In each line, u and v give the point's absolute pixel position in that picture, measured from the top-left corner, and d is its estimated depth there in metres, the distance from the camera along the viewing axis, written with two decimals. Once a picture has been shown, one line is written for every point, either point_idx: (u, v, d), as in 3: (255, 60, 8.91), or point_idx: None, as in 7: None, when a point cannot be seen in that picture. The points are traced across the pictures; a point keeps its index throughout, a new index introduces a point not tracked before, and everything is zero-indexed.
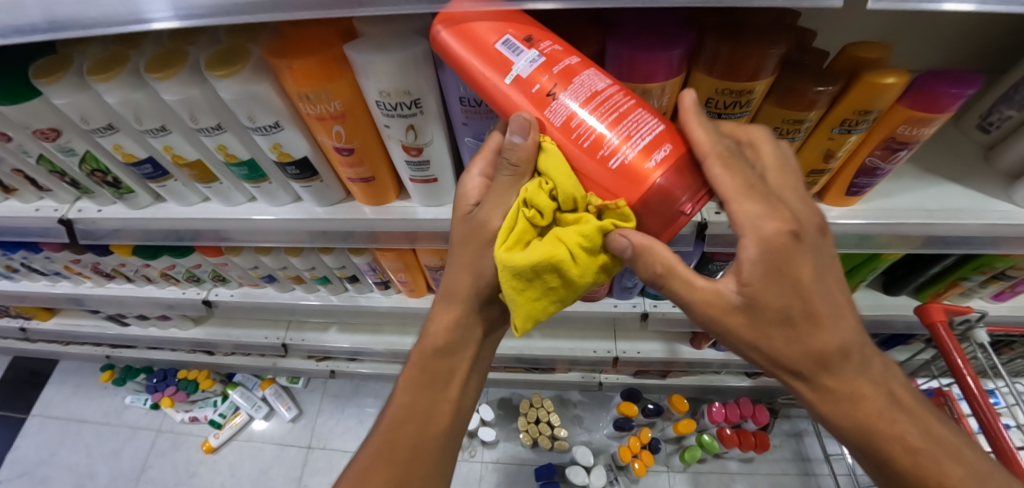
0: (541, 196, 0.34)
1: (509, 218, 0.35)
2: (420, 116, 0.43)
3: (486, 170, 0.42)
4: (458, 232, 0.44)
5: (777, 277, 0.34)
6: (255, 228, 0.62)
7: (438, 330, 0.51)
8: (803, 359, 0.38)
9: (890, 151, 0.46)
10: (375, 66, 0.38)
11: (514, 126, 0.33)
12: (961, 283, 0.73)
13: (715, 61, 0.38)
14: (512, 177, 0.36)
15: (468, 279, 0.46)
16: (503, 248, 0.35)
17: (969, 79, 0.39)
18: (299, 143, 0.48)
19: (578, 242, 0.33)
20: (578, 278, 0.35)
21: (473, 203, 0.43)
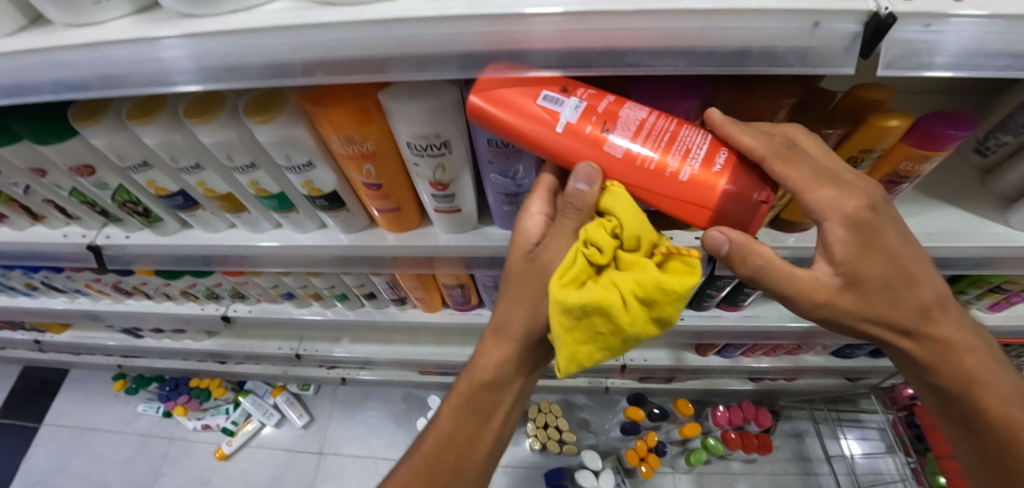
0: (602, 234, 0.36)
1: (568, 255, 0.37)
2: (448, 156, 0.45)
3: (545, 208, 0.45)
4: (518, 269, 0.46)
5: (871, 248, 0.37)
6: (280, 255, 0.64)
7: (488, 364, 0.54)
8: (895, 321, 0.42)
9: (892, 183, 0.49)
10: (409, 112, 0.40)
11: (582, 175, 0.36)
12: (957, 296, 0.76)
13: (729, 109, 0.41)
14: (576, 219, 0.39)
15: (523, 316, 0.49)
16: (558, 283, 0.36)
17: (967, 119, 0.41)
18: (329, 179, 0.50)
19: (633, 290, 0.35)
20: (627, 326, 0.36)
21: (534, 242, 0.45)
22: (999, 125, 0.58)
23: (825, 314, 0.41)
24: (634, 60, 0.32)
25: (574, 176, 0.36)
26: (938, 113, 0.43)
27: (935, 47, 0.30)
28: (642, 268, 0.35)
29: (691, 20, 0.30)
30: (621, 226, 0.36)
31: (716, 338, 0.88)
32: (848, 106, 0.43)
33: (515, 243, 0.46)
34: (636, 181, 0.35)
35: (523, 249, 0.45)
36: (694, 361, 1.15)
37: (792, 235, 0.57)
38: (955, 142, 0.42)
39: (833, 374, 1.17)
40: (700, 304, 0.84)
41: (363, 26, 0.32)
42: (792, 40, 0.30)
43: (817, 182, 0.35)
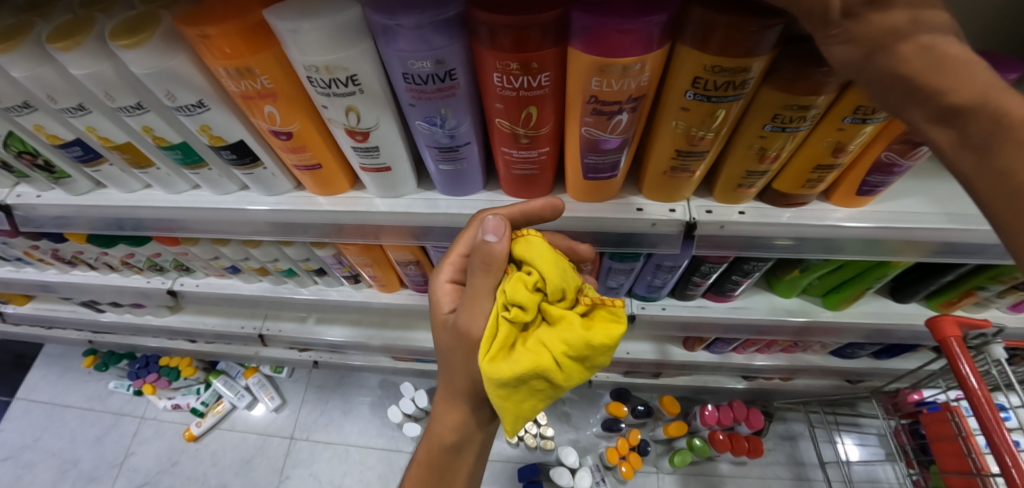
0: (521, 293, 0.37)
1: (489, 325, 0.39)
2: (360, 95, 0.37)
3: (453, 274, 0.49)
4: (442, 341, 0.48)
5: None
6: (200, 219, 0.57)
7: (443, 431, 0.51)
8: (922, 45, 0.23)
9: (910, 145, 0.40)
10: (301, 35, 0.32)
11: (489, 227, 0.40)
12: (976, 293, 0.68)
13: (709, 35, 0.30)
14: (486, 277, 0.40)
15: (465, 383, 0.46)
16: (486, 359, 0.37)
17: (1006, 59, 0.35)
18: (231, 126, 0.43)
19: (562, 350, 0.37)
20: (564, 382, 0.38)
21: (449, 310, 0.49)
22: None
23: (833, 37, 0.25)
24: None
25: (483, 228, 0.40)
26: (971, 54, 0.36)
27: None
28: (567, 325, 0.37)
29: None
30: (544, 281, 0.38)
31: (702, 332, 0.80)
32: None
33: (435, 314, 0.50)
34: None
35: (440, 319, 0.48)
36: (680, 355, 1.06)
37: (786, 211, 0.49)
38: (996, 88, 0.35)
39: (832, 375, 1.09)
40: (684, 293, 0.75)
41: None
42: None
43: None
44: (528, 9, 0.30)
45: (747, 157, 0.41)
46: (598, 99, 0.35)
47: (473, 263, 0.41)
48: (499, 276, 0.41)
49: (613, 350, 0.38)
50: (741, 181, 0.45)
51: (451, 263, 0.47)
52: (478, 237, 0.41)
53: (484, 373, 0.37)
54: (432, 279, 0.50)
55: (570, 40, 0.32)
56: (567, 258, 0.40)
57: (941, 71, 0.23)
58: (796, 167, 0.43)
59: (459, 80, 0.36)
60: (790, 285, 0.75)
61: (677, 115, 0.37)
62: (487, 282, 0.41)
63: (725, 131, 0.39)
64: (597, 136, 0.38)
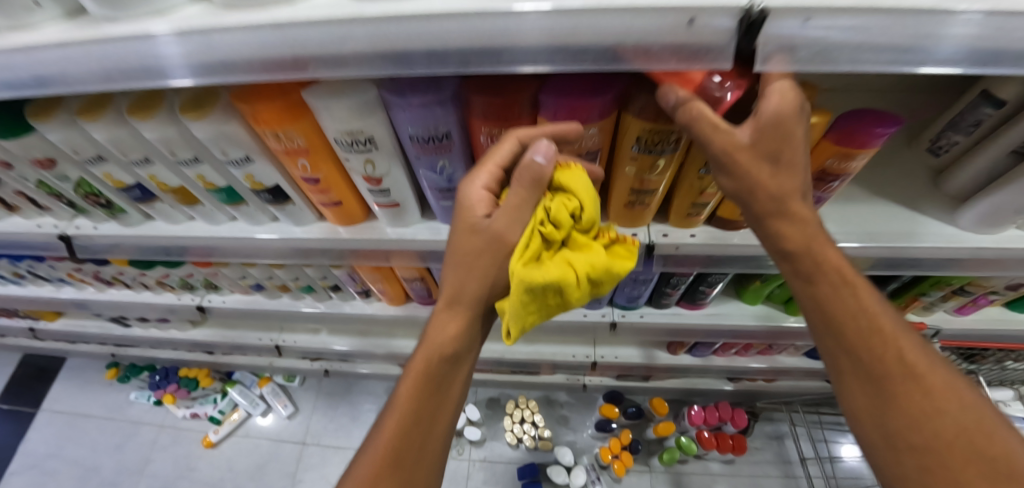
0: (566, 215, 0.42)
1: (525, 235, 0.42)
2: (376, 151, 0.47)
3: (489, 182, 0.44)
4: (462, 245, 0.47)
5: (778, 135, 0.35)
6: (237, 247, 0.66)
7: (442, 339, 0.52)
8: (769, 197, 0.40)
9: (822, 181, 0.51)
10: (333, 110, 0.42)
11: (541, 148, 0.39)
12: (920, 298, 0.78)
13: (647, 109, 0.39)
14: (533, 193, 0.42)
15: (479, 286, 0.49)
16: (520, 263, 0.41)
17: (889, 116, 0.44)
18: (269, 173, 0.52)
19: (585, 270, 0.44)
20: (574, 298, 0.45)
21: (482, 216, 0.45)
22: (950, 124, 0.60)
23: (719, 168, 0.39)
24: (511, 59, 0.32)
25: (535, 148, 0.39)
26: (862, 111, 0.45)
27: (829, 46, 0.30)
28: (594, 252, 0.45)
29: (566, 18, 0.30)
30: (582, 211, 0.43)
31: (679, 337, 0.88)
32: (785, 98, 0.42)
33: (462, 216, 0.46)
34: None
35: (471, 224, 0.45)
36: (666, 359, 1.15)
37: (733, 234, 0.58)
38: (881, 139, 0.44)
39: (808, 375, 1.17)
40: (660, 302, 0.84)
41: (262, 30, 0.33)
42: (669, 37, 0.30)
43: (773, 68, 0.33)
44: (507, 87, 0.40)
45: (691, 193, 0.51)
46: (564, 154, 0.44)
47: (519, 178, 0.41)
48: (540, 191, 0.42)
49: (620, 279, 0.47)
50: (690, 211, 0.54)
51: (488, 169, 0.43)
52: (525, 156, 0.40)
53: (517, 276, 0.41)
54: (464, 184, 0.45)
55: (541, 111, 0.41)
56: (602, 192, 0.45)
57: (786, 226, 0.42)
58: (731, 199, 0.53)
59: (454, 139, 0.45)
60: (756, 293, 0.83)
61: (629, 163, 0.46)
62: (529, 195, 0.42)
63: (670, 173, 0.48)
64: None
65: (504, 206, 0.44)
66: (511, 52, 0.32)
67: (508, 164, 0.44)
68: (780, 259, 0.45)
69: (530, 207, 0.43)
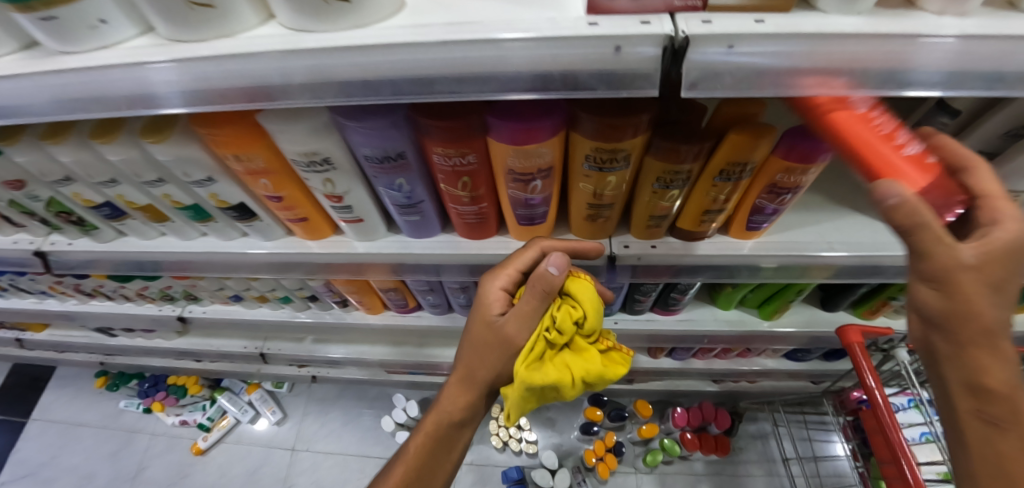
0: (569, 324, 0.48)
1: (531, 338, 0.49)
2: (334, 171, 0.47)
3: (508, 285, 0.54)
4: (477, 334, 0.55)
5: (1008, 259, 0.30)
6: (210, 262, 0.67)
7: (452, 408, 0.59)
8: (983, 331, 0.32)
9: (775, 195, 0.50)
10: (287, 133, 0.43)
11: (555, 261, 0.48)
12: (891, 302, 0.77)
13: (592, 130, 0.40)
14: (542, 302, 0.50)
15: (486, 372, 0.55)
16: (524, 364, 0.48)
17: None
18: (233, 192, 0.53)
19: (580, 373, 0.49)
20: (568, 396, 0.51)
21: (496, 313, 0.54)
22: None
23: (927, 286, 0.32)
24: (442, 88, 0.33)
25: (550, 259, 0.48)
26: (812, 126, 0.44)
27: (755, 72, 0.31)
28: (590, 357, 0.50)
29: (489, 48, 0.31)
30: (584, 318, 0.50)
31: (655, 342, 0.89)
32: (723, 119, 0.42)
33: (481, 313, 0.55)
34: (865, 142, 0.31)
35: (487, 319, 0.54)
36: (646, 363, 1.15)
37: (693, 243, 0.59)
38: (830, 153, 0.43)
39: (791, 376, 1.18)
40: (633, 308, 0.84)
41: (205, 63, 0.34)
42: (593, 66, 0.31)
43: (1000, 199, 0.31)
44: (456, 112, 0.41)
45: (648, 205, 0.51)
46: (516, 173, 0.44)
47: (533, 287, 0.49)
48: (547, 300, 0.50)
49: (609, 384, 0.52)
50: (649, 223, 0.55)
51: (508, 273, 0.53)
52: (541, 266, 0.49)
53: (520, 377, 0.47)
54: (485, 283, 0.54)
55: (488, 133, 0.42)
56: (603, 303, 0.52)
57: (991, 361, 0.34)
58: (689, 211, 0.54)
59: (408, 158, 0.46)
60: (728, 298, 0.83)
61: (583, 180, 0.47)
62: (538, 303, 0.50)
63: (624, 187, 0.49)
64: (521, 196, 0.48)
65: (516, 311, 0.52)
66: (444, 81, 0.33)
67: (526, 268, 0.54)
68: (960, 393, 0.36)
69: (537, 313, 0.51)
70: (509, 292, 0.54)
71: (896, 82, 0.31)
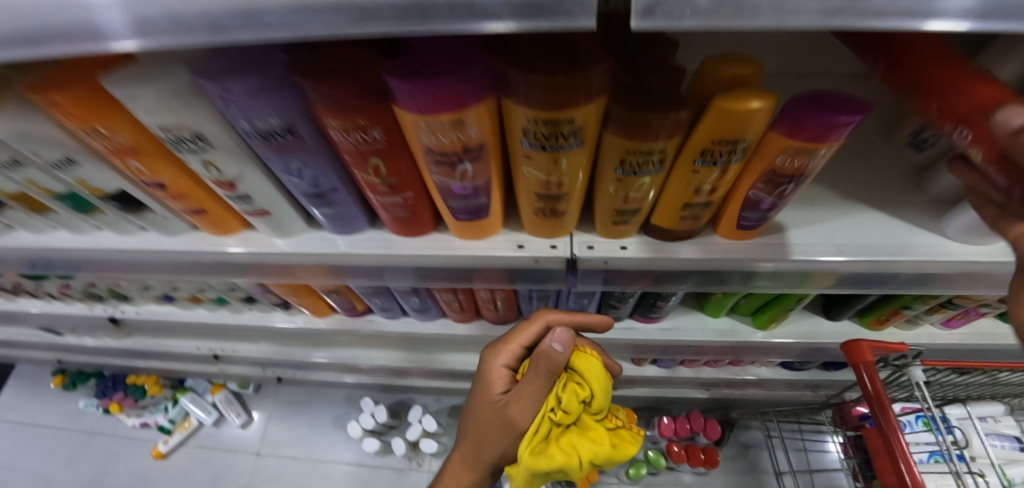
0: (573, 407, 0.51)
1: (536, 421, 0.52)
2: (213, 151, 0.38)
3: (509, 361, 0.61)
4: (485, 411, 0.60)
5: None
6: (111, 260, 0.57)
7: (460, 477, 0.64)
8: None
9: (773, 184, 0.40)
10: (139, 99, 0.33)
11: (559, 338, 0.50)
12: (903, 312, 0.67)
13: (528, 95, 0.30)
14: (545, 384, 0.53)
15: (495, 450, 0.59)
16: (529, 448, 0.52)
17: (854, 101, 0.33)
18: (107, 178, 0.44)
19: (588, 457, 0.52)
20: (576, 477, 0.54)
21: (501, 391, 0.60)
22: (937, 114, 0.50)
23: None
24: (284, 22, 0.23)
25: (554, 335, 0.50)
26: (817, 95, 0.34)
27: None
28: (597, 439, 0.52)
29: None
30: (591, 397, 0.53)
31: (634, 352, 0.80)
32: (705, 86, 0.34)
33: (487, 391, 0.61)
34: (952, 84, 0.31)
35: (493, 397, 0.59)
36: (630, 370, 1.06)
37: (673, 244, 0.49)
38: (846, 130, 0.33)
39: (786, 385, 1.09)
40: (609, 315, 0.75)
41: None
42: None
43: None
44: (351, 70, 0.31)
45: (613, 197, 0.42)
46: (434, 152, 0.34)
47: (538, 365, 0.52)
48: (552, 378, 0.53)
49: (617, 463, 0.55)
50: (616, 219, 0.45)
51: (512, 349, 0.61)
52: (544, 343, 0.51)
53: (526, 462, 0.51)
54: (489, 361, 0.61)
55: (392, 98, 0.32)
56: (609, 377, 0.55)
57: None
58: (665, 204, 0.44)
59: (301, 134, 0.36)
60: (717, 305, 0.73)
61: (525, 163, 0.37)
62: (543, 382, 0.53)
63: (582, 174, 0.39)
64: (449, 183, 0.38)
65: (520, 395, 0.55)
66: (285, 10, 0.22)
67: (527, 344, 0.61)
68: None
69: (542, 393, 0.53)
70: (511, 369, 0.61)
71: (947, 12, 0.21)
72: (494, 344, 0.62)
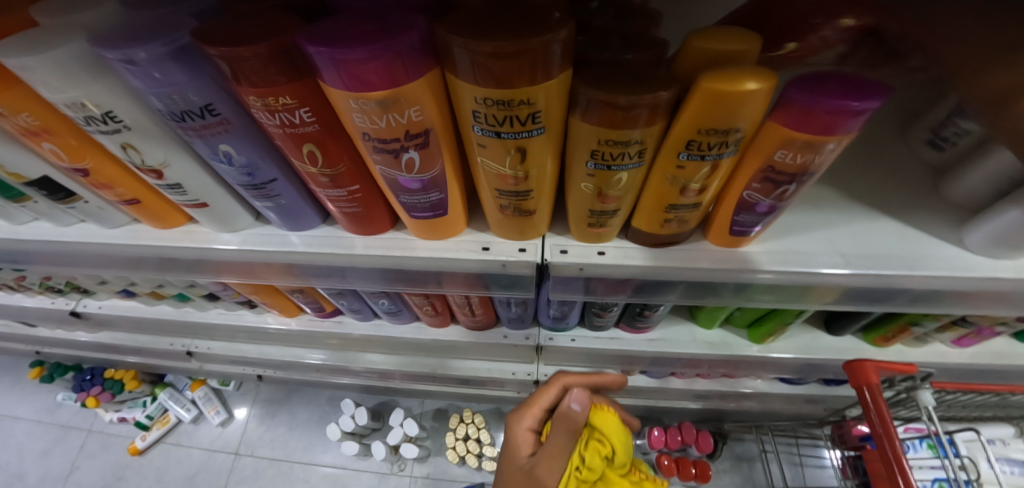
0: (598, 460, 0.58)
1: (564, 477, 0.59)
2: (129, 133, 0.33)
3: (533, 423, 0.66)
4: (513, 475, 0.63)
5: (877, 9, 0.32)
6: (52, 253, 0.53)
7: None
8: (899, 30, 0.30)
9: (771, 184, 0.35)
10: (32, 70, 0.28)
11: (576, 398, 0.58)
12: (911, 328, 0.63)
13: (473, 67, 0.25)
14: (568, 440, 0.59)
15: None
16: None
17: (864, 85, 0.29)
18: (25, 162, 0.39)
19: None
20: None
21: (527, 453, 0.64)
22: (958, 109, 0.48)
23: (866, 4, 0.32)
24: None
25: (572, 396, 0.58)
26: (820, 77, 0.30)
27: None
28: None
29: None
30: (611, 451, 0.60)
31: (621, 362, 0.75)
32: (691, 63, 0.30)
33: (513, 456, 0.64)
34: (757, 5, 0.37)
35: (520, 461, 0.63)
36: None
37: (659, 251, 0.44)
38: (856, 120, 0.29)
39: (783, 399, 1.04)
40: (594, 323, 0.70)
41: None
42: None
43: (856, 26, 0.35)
44: (266, 33, 0.26)
45: (587, 195, 0.37)
46: (373, 137, 0.29)
47: (560, 424, 0.59)
48: (574, 437, 0.59)
49: None
50: (592, 220, 0.40)
51: (534, 413, 0.66)
52: (564, 404, 0.59)
53: None
54: (514, 425, 0.66)
55: (317, 69, 0.27)
56: (624, 432, 0.62)
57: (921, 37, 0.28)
58: (648, 205, 0.39)
59: (225, 114, 0.31)
60: (710, 316, 0.68)
61: (481, 152, 0.32)
62: (566, 441, 0.58)
63: (550, 167, 0.34)
64: (396, 175, 0.33)
65: (546, 454, 0.60)
66: None
67: (547, 406, 0.67)
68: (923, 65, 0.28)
69: (566, 452, 0.59)
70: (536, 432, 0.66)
71: None
72: (516, 409, 0.68)
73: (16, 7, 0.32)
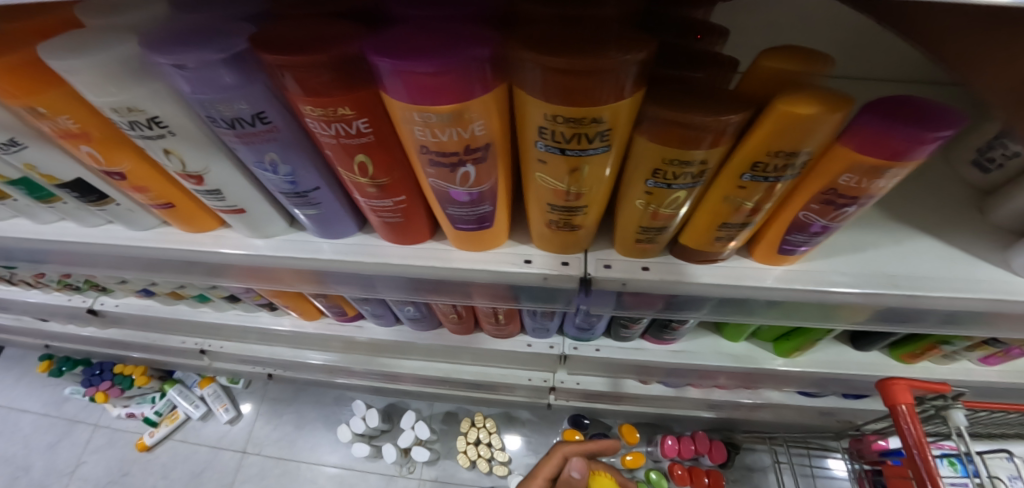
0: None
1: None
2: (172, 138, 0.32)
3: None
4: None
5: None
6: (76, 253, 0.52)
7: None
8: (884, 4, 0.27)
9: (830, 206, 0.34)
10: (79, 73, 0.27)
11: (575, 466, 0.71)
12: (941, 347, 0.61)
13: (542, 83, 0.24)
14: None
15: None
16: None
17: (939, 110, 0.28)
18: (59, 163, 0.38)
19: None
20: None
21: None
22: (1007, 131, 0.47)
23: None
24: None
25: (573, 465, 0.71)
26: (890, 101, 0.29)
27: None
28: None
29: None
30: None
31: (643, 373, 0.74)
32: (758, 83, 0.28)
33: None
34: None
35: None
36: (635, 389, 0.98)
37: (702, 268, 0.43)
38: (930, 147, 0.27)
39: (799, 410, 1.03)
40: (618, 334, 0.69)
41: None
42: None
43: None
44: (325, 43, 0.25)
45: (638, 212, 0.36)
46: (431, 150, 0.28)
47: None
48: None
49: None
50: (639, 236, 0.39)
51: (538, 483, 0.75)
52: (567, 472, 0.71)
53: None
54: None
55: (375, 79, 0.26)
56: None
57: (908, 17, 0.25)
58: (698, 222, 0.38)
59: (275, 122, 0.30)
60: (737, 330, 0.68)
61: (537, 168, 0.31)
62: None
63: (604, 184, 0.33)
64: (448, 188, 0.32)
65: None
66: None
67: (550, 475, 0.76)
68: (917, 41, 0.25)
69: None
70: None
71: None
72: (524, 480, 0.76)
73: (60, 7, 0.32)
